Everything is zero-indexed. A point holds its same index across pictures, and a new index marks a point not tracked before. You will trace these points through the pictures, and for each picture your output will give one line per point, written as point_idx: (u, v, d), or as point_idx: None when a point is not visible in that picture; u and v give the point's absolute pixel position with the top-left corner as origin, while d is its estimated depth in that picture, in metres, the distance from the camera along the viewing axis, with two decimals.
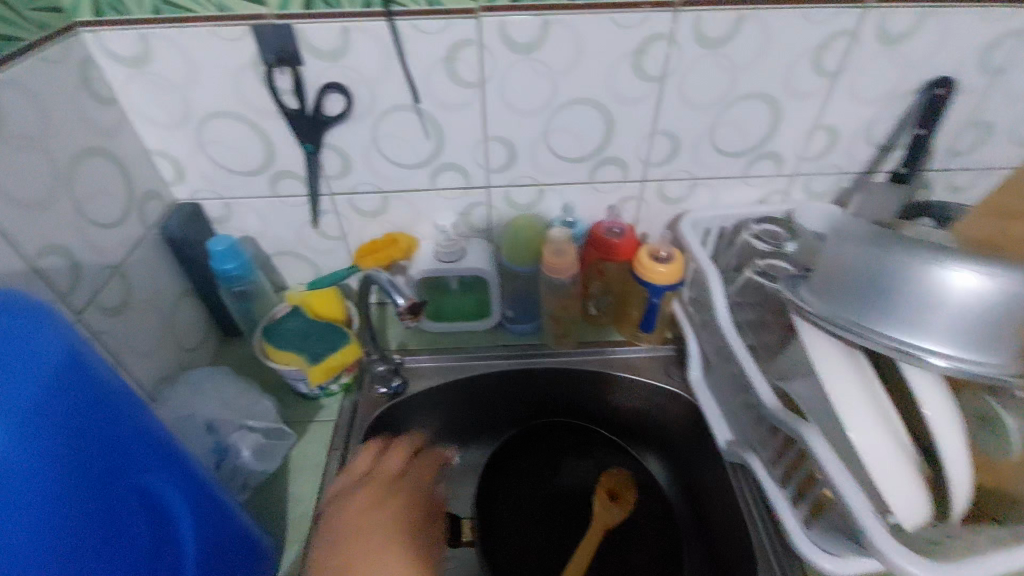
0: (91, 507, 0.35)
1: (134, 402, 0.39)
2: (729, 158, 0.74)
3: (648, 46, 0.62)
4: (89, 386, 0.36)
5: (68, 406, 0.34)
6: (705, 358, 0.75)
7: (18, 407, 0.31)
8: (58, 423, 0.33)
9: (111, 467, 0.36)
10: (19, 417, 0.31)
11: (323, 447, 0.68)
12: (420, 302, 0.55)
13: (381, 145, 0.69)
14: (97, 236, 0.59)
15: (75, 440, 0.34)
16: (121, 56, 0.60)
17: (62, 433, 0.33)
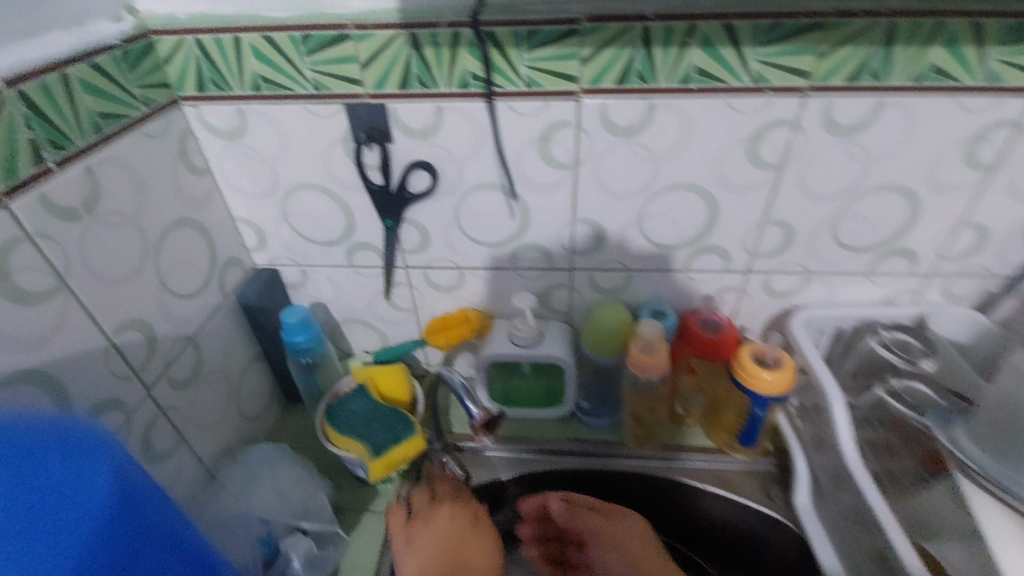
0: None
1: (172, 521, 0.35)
2: (852, 253, 0.65)
3: (767, 132, 0.56)
4: (136, 514, 0.32)
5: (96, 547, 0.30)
6: (817, 484, 0.64)
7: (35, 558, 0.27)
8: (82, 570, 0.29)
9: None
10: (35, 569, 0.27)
11: (375, 545, 0.62)
12: (497, 415, 0.49)
13: (463, 222, 0.65)
14: (175, 307, 0.58)
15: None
16: (219, 129, 0.61)
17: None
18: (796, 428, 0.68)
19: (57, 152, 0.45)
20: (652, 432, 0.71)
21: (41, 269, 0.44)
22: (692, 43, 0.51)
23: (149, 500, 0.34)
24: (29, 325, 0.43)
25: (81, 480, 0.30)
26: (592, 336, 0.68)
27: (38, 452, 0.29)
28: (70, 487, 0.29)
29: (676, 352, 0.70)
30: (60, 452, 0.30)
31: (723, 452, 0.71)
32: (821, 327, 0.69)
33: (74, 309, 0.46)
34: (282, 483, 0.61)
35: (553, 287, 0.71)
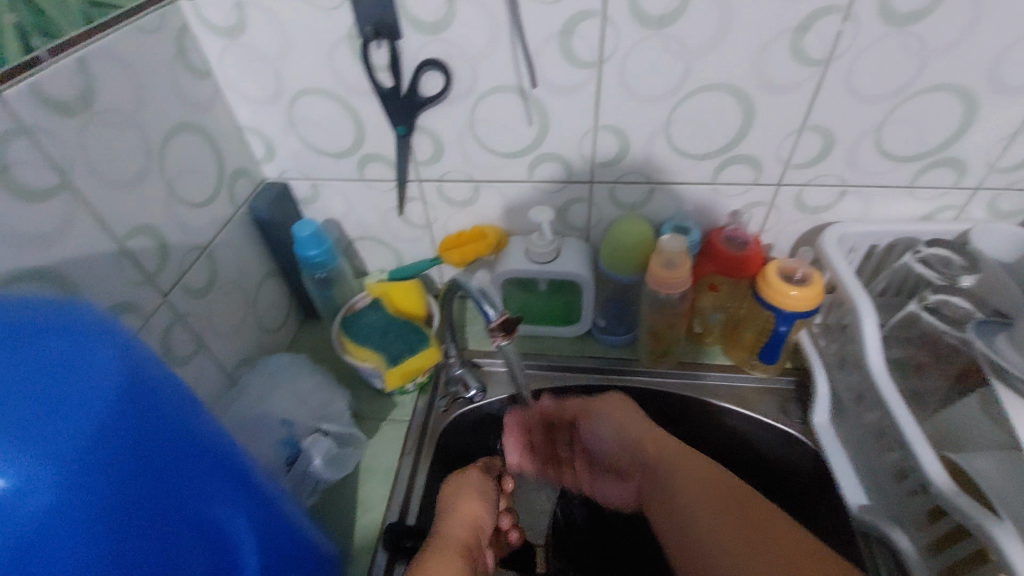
0: (150, 557, 0.28)
1: (204, 426, 0.33)
2: (895, 163, 0.60)
3: (813, 21, 0.50)
4: (156, 410, 0.29)
5: (134, 441, 0.27)
6: (837, 402, 0.63)
7: (71, 442, 0.25)
8: (120, 461, 0.26)
9: (176, 508, 0.29)
10: (73, 455, 0.25)
11: (393, 450, 0.64)
12: (514, 319, 0.48)
13: (477, 130, 0.62)
14: (186, 215, 0.57)
15: (138, 481, 0.27)
16: (218, 26, 0.57)
17: (125, 472, 0.27)
18: (818, 346, 0.67)
19: (48, 42, 0.43)
20: (669, 348, 0.70)
21: (43, 165, 0.42)
22: None
23: (169, 400, 0.30)
24: (36, 223, 0.42)
25: (92, 360, 0.27)
26: (611, 250, 0.66)
27: (42, 330, 0.27)
28: (77, 363, 0.26)
29: (698, 268, 0.68)
30: (66, 329, 0.27)
31: (740, 369, 0.71)
32: (854, 245, 0.66)
33: (80, 210, 0.45)
34: (300, 390, 0.63)
35: (572, 202, 0.68)
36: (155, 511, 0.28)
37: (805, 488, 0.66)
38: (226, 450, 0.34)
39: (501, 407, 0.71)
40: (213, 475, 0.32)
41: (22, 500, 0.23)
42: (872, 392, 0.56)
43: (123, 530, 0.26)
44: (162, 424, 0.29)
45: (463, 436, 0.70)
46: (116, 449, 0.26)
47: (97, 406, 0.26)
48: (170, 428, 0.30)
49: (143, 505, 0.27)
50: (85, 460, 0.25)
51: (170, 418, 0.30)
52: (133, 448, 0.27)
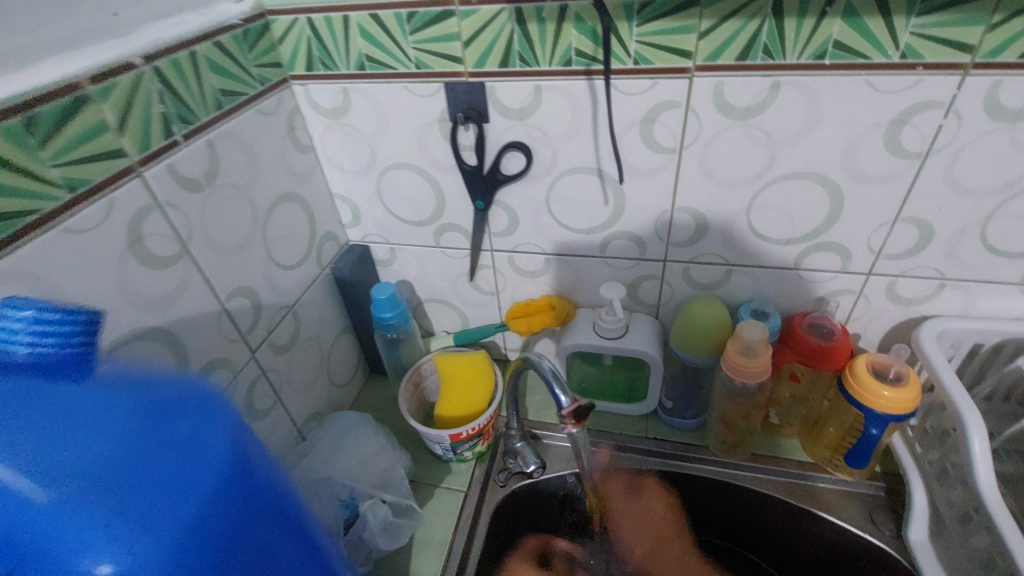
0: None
1: (288, 496, 0.35)
2: (1003, 259, 0.56)
3: (912, 115, 0.49)
4: (255, 489, 0.31)
5: (233, 516, 0.30)
6: (937, 519, 0.57)
7: (179, 520, 0.27)
8: (219, 537, 0.29)
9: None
10: (179, 534, 0.27)
11: (449, 521, 0.64)
12: (587, 407, 0.47)
13: (553, 206, 0.63)
14: (279, 277, 0.61)
15: (231, 555, 0.30)
16: (324, 108, 0.62)
17: (223, 547, 0.29)
18: (913, 452, 0.61)
19: (184, 126, 0.48)
20: (741, 439, 0.66)
21: (168, 235, 0.47)
22: (832, 12, 0.45)
23: (266, 477, 0.32)
24: (157, 287, 0.46)
25: (204, 442, 0.29)
26: (684, 334, 0.64)
27: (169, 409, 0.29)
28: (193, 447, 0.29)
29: (777, 356, 0.65)
30: (188, 409, 0.30)
31: (823, 470, 0.65)
32: (955, 343, 0.60)
33: (193, 274, 0.50)
34: (364, 451, 0.64)
35: (643, 279, 0.67)
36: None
37: None
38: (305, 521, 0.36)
39: (559, 485, 0.69)
40: (291, 548, 0.34)
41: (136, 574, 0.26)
42: (984, 514, 0.50)
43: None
44: (257, 504, 0.31)
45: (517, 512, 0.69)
46: (217, 530, 0.29)
47: (207, 489, 0.28)
48: (265, 507, 0.32)
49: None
50: (190, 541, 0.27)
51: (266, 497, 0.32)
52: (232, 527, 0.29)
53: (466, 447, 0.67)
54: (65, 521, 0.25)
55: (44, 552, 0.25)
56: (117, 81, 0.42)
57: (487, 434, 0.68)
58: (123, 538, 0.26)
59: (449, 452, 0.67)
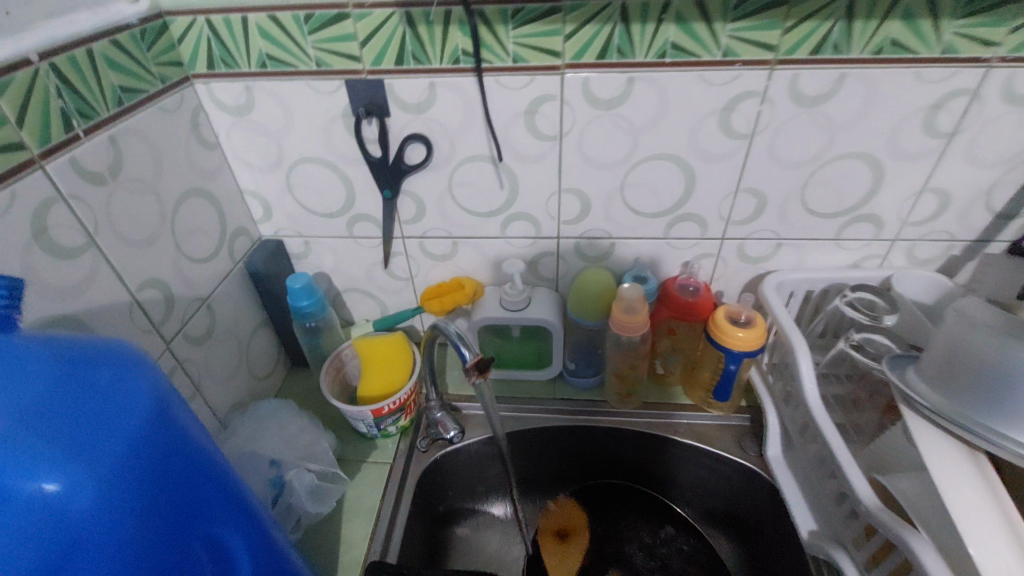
0: (163, 564, 0.33)
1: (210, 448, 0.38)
2: (821, 219, 0.69)
3: (737, 104, 0.60)
4: (177, 433, 0.35)
5: (156, 457, 0.33)
6: (787, 436, 0.68)
7: (106, 457, 0.30)
8: (145, 474, 0.32)
9: (183, 524, 0.35)
10: (108, 467, 0.30)
11: (377, 492, 0.68)
12: (487, 359, 0.54)
13: (456, 192, 0.70)
14: (189, 270, 0.63)
15: (158, 490, 0.33)
16: (227, 105, 0.65)
17: (150, 483, 0.32)
18: (768, 383, 0.73)
19: (85, 121, 0.50)
20: (632, 389, 0.76)
21: (73, 226, 0.48)
22: (666, 19, 0.55)
23: (184, 424, 0.36)
24: (65, 277, 0.47)
25: (131, 388, 0.32)
26: (579, 300, 0.73)
27: (91, 361, 0.32)
28: (117, 391, 0.32)
29: (657, 314, 0.75)
30: (112, 361, 0.33)
31: (700, 408, 0.76)
32: (793, 290, 0.74)
33: (101, 266, 0.51)
34: (288, 431, 0.67)
35: (542, 256, 0.76)
36: (167, 524, 0.33)
37: (761, 515, 0.70)
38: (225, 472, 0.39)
39: (477, 448, 0.75)
40: (215, 498, 0.38)
41: (71, 503, 0.29)
42: (814, 423, 0.61)
43: (150, 533, 0.32)
44: (178, 451, 0.34)
45: (441, 477, 0.74)
46: (146, 463, 0.32)
47: (134, 430, 0.31)
48: (186, 454, 0.35)
49: (159, 516, 0.33)
50: (125, 476, 0.31)
51: (185, 447, 0.35)
52: (160, 467, 0.33)
53: (389, 422, 0.71)
54: None
55: None
56: (13, 78, 0.43)
57: (409, 408, 0.73)
58: (61, 466, 0.29)
59: (373, 428, 0.71)
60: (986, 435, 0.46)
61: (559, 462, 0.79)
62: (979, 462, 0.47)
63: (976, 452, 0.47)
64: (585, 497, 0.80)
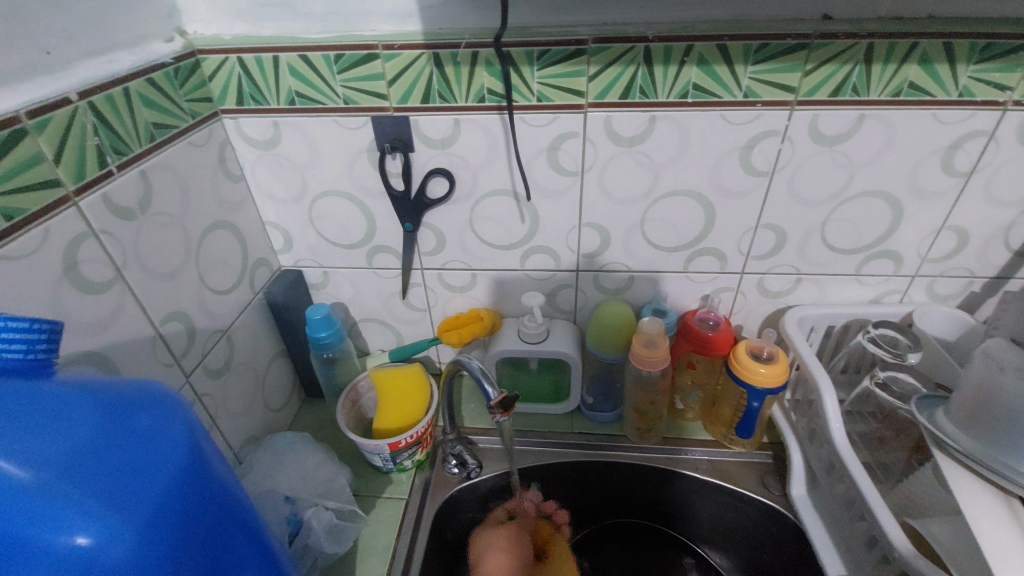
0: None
1: (237, 493, 0.37)
2: (842, 255, 0.69)
3: (757, 142, 0.61)
4: (210, 479, 0.34)
5: (189, 505, 0.32)
6: (812, 474, 0.67)
7: (143, 506, 0.29)
8: (178, 523, 0.31)
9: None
10: (145, 516, 0.29)
11: (392, 530, 0.66)
12: (511, 397, 0.53)
13: (476, 226, 0.70)
14: (211, 301, 0.63)
15: (189, 541, 0.32)
16: (254, 140, 0.66)
17: (182, 533, 0.31)
18: (790, 420, 0.72)
19: (119, 158, 0.50)
20: (653, 424, 0.74)
21: (103, 261, 0.49)
22: (689, 61, 0.56)
23: (217, 468, 0.35)
24: (93, 311, 0.48)
25: (168, 432, 0.32)
26: (597, 333, 0.73)
27: (130, 405, 0.32)
28: (155, 436, 0.31)
29: (676, 348, 0.75)
30: (149, 404, 0.32)
31: (722, 444, 0.75)
32: (814, 325, 0.73)
33: (127, 299, 0.51)
34: (304, 466, 0.66)
35: (561, 288, 0.76)
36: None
37: (783, 557, 0.68)
38: (250, 518, 0.38)
39: (494, 484, 0.73)
40: (240, 546, 0.37)
41: (105, 556, 0.27)
42: (840, 463, 0.60)
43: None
44: (208, 498, 0.33)
45: (457, 517, 0.73)
46: (179, 512, 0.31)
47: (171, 476, 0.31)
48: (216, 501, 0.34)
49: (190, 568, 0.32)
50: (159, 526, 0.29)
51: (216, 492, 0.34)
52: (193, 514, 0.32)
53: (405, 456, 0.70)
54: (31, 507, 0.26)
55: (9, 540, 0.26)
56: (52, 116, 0.44)
57: (425, 442, 0.72)
58: (98, 517, 0.27)
59: (389, 463, 0.70)
60: (1021, 481, 0.45)
61: (575, 498, 0.78)
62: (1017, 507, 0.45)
63: (1010, 497, 0.45)
64: (606, 536, 0.78)
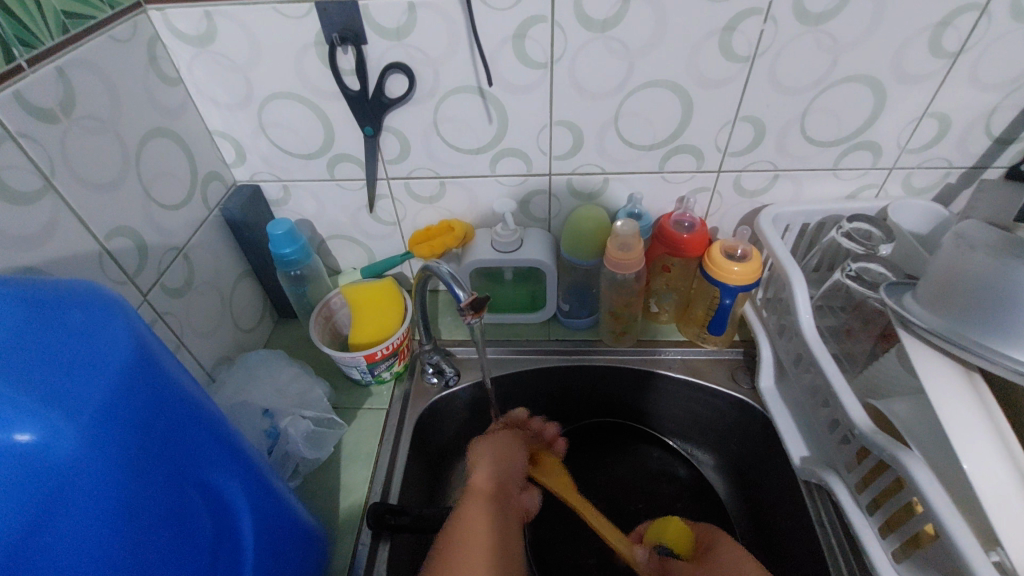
0: (160, 511, 0.32)
1: (195, 394, 0.37)
2: (820, 148, 0.67)
3: (738, 22, 0.56)
4: (159, 379, 0.33)
5: (139, 401, 0.31)
6: (780, 366, 0.69)
7: (88, 402, 0.28)
8: (129, 419, 0.31)
9: (176, 471, 0.34)
10: (91, 411, 0.28)
11: (375, 436, 0.68)
12: (482, 298, 0.52)
13: (441, 128, 0.66)
14: (160, 216, 0.59)
15: (144, 437, 0.32)
16: (186, 35, 0.59)
17: (135, 429, 0.31)
18: (761, 317, 0.73)
19: (27, 51, 0.44)
20: (628, 326, 0.75)
21: (27, 169, 0.44)
22: None
23: (167, 370, 0.34)
24: (25, 224, 0.44)
25: (106, 331, 0.31)
26: (572, 239, 0.71)
27: (60, 304, 0.30)
28: (90, 334, 0.30)
29: (652, 251, 0.74)
30: (81, 305, 0.31)
31: (695, 344, 0.76)
32: (789, 224, 0.73)
33: (64, 212, 0.47)
34: (278, 380, 0.66)
35: (534, 194, 0.73)
36: (159, 469, 0.33)
37: (747, 445, 0.72)
38: (214, 418, 0.39)
39: (472, 392, 0.75)
40: (205, 444, 0.37)
41: (58, 451, 0.27)
42: (807, 353, 0.61)
43: (142, 480, 0.31)
44: (161, 396, 0.33)
45: (438, 424, 0.74)
46: (128, 408, 0.31)
47: (115, 373, 0.30)
48: (170, 399, 0.34)
49: (150, 462, 0.32)
50: (108, 422, 0.29)
51: (169, 391, 0.34)
52: (145, 410, 0.32)
53: (383, 367, 0.70)
54: None
55: None
56: None
57: (402, 353, 0.72)
58: (39, 415, 0.27)
59: (367, 375, 0.70)
60: (980, 352, 0.46)
61: (551, 404, 0.80)
62: (974, 382, 0.47)
63: (970, 370, 0.48)
64: (583, 435, 0.81)
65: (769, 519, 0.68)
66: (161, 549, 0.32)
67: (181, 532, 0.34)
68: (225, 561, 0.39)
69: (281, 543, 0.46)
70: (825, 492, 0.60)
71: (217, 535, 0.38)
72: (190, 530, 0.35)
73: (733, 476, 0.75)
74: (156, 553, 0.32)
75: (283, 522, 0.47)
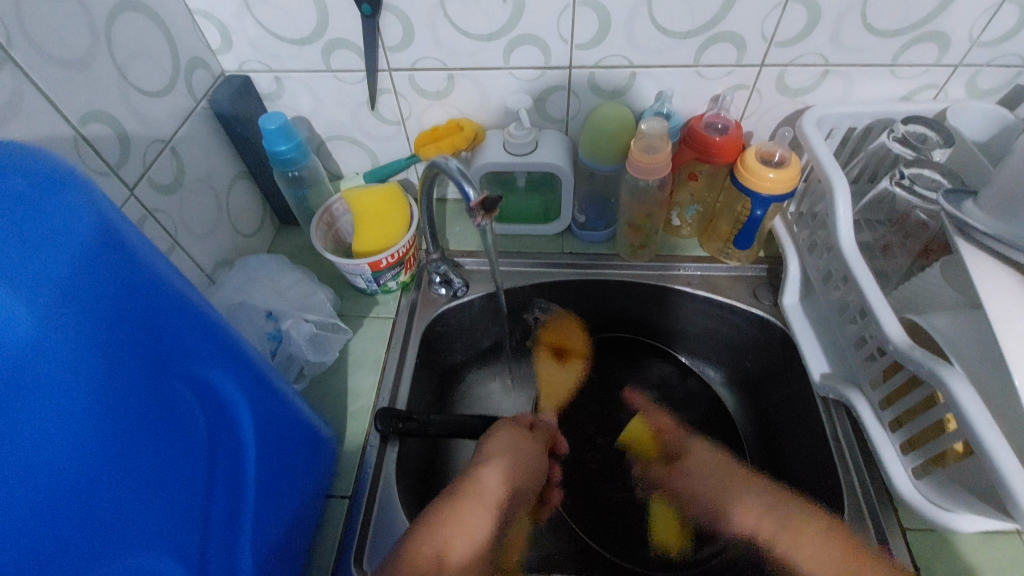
0: (137, 399, 0.31)
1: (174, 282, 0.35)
2: (880, 39, 0.59)
3: None
4: (127, 262, 0.31)
5: (100, 283, 0.29)
6: (807, 282, 0.65)
7: (39, 277, 0.26)
8: (91, 300, 0.29)
9: (152, 359, 0.33)
10: (46, 287, 0.27)
11: (381, 344, 0.66)
12: (493, 198, 0.48)
13: (449, 8, 0.58)
14: (142, 104, 0.54)
15: (111, 321, 0.30)
16: None
17: (98, 311, 0.29)
18: (792, 232, 0.67)
19: None
20: (647, 240, 0.71)
21: None
22: None
23: (137, 252, 0.32)
24: None
25: (55, 204, 0.28)
26: (591, 141, 0.65)
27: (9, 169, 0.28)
28: (40, 205, 0.28)
29: (680, 157, 0.68)
30: (28, 172, 0.28)
31: (717, 260, 0.72)
32: (833, 129, 0.66)
33: (27, 90, 0.42)
34: (280, 283, 0.64)
35: (551, 91, 0.66)
36: (130, 357, 0.31)
37: (764, 362, 0.70)
38: (198, 310, 0.37)
39: (482, 304, 0.72)
40: (188, 335, 0.36)
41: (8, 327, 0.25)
42: (841, 267, 0.57)
43: (110, 367, 0.30)
44: (131, 281, 0.31)
45: (445, 337, 0.72)
46: (88, 289, 0.29)
47: (70, 250, 0.28)
48: (140, 285, 0.32)
49: (120, 347, 0.30)
50: (65, 302, 0.27)
51: (139, 276, 0.32)
52: (109, 292, 0.30)
53: (388, 276, 0.67)
54: None
55: None
56: None
57: (409, 262, 0.68)
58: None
59: (373, 285, 0.67)
60: None
61: (561, 318, 0.77)
62: None
63: None
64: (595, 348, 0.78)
65: (782, 435, 0.66)
66: (140, 439, 0.31)
67: (164, 422, 0.33)
68: (224, 457, 0.38)
69: (286, 442, 0.46)
70: (843, 409, 0.58)
71: (211, 429, 0.37)
72: (174, 420, 0.34)
73: (745, 393, 0.73)
74: (138, 442, 0.31)
75: (288, 423, 0.46)
